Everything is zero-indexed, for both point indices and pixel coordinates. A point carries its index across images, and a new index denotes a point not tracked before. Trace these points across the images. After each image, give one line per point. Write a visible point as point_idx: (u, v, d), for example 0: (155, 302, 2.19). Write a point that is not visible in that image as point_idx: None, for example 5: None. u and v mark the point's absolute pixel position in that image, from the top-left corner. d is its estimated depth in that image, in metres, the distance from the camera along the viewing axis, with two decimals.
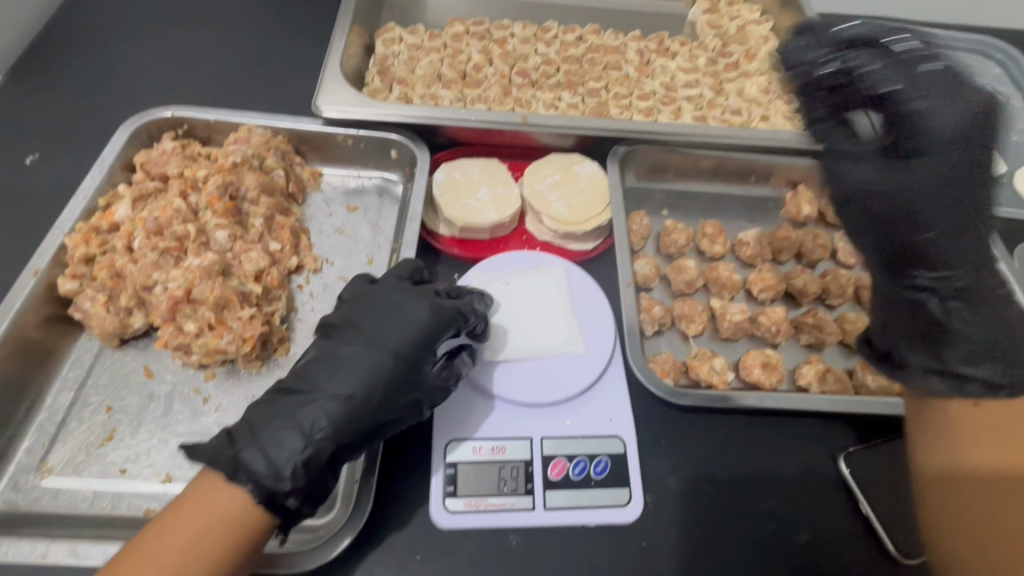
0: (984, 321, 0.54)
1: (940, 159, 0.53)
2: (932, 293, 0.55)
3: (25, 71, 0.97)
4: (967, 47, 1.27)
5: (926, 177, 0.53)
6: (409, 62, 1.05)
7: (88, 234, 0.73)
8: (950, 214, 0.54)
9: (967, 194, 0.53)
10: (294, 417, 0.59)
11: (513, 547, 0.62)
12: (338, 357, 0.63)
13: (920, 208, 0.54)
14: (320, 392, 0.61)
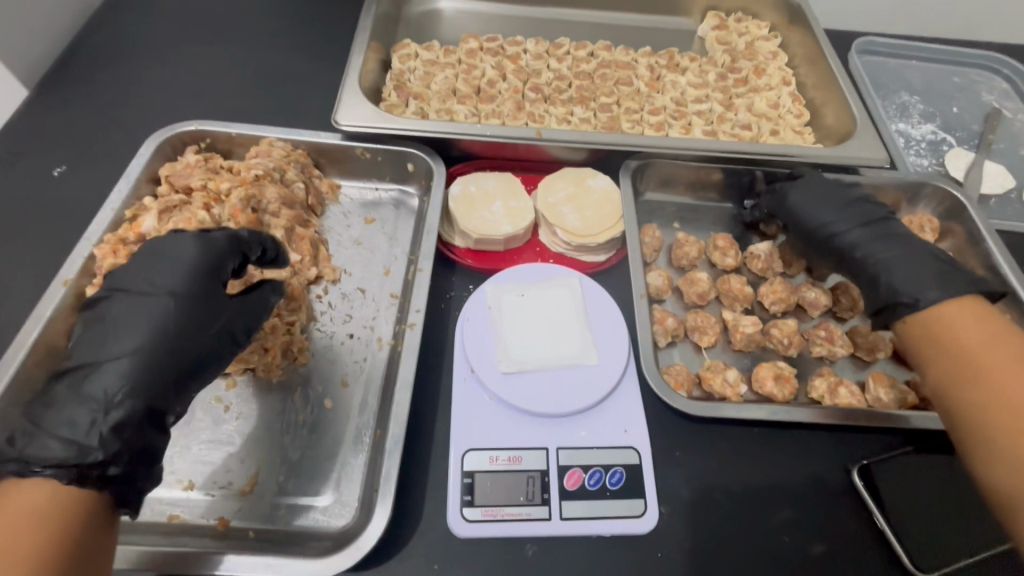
0: (925, 263, 0.73)
1: (800, 193, 0.85)
2: (880, 261, 0.76)
3: (53, 86, 1.00)
4: (973, 63, 1.28)
5: (805, 204, 0.85)
6: (425, 77, 1.07)
7: (116, 245, 0.75)
8: (839, 214, 0.82)
9: (844, 198, 0.84)
10: (91, 390, 0.54)
11: (530, 556, 0.63)
12: (117, 321, 0.59)
13: (812, 227, 0.83)
14: (99, 362, 0.56)
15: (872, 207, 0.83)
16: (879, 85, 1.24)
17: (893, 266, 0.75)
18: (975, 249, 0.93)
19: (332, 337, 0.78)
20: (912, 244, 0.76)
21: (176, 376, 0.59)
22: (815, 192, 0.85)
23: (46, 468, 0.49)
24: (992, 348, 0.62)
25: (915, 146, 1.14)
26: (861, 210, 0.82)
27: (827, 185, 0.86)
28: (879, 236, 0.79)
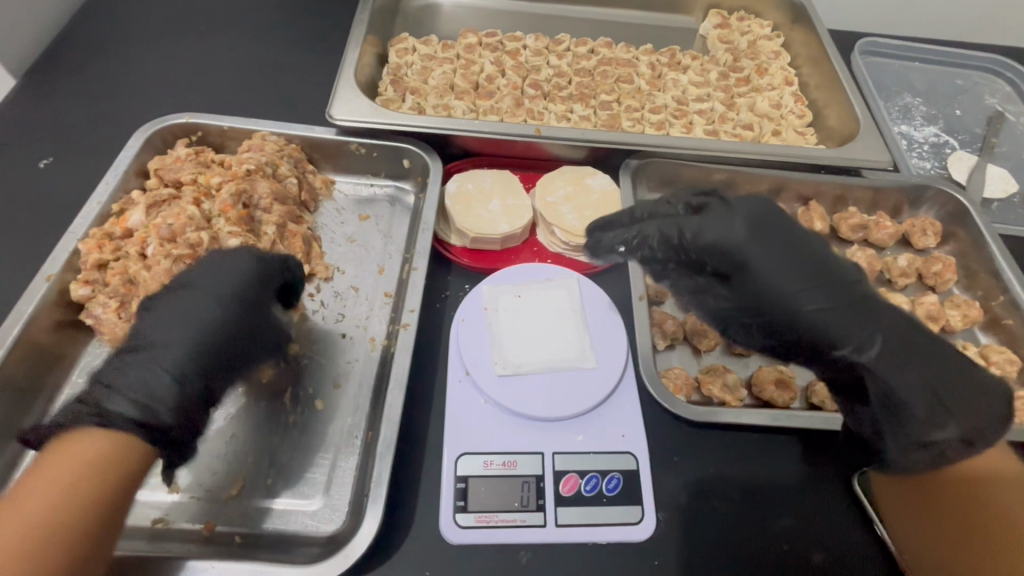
0: (913, 373, 0.58)
1: (765, 274, 0.57)
2: (881, 378, 0.58)
3: (41, 76, 0.98)
4: (976, 65, 1.27)
5: (774, 291, 0.57)
6: (422, 72, 1.05)
7: (102, 240, 0.73)
8: (808, 303, 0.56)
9: (806, 273, 0.57)
10: (144, 369, 0.55)
11: (524, 564, 0.61)
12: (183, 309, 0.61)
13: (754, 324, 0.61)
14: (159, 346, 0.57)
15: (829, 269, 0.58)
16: (882, 87, 1.22)
17: (899, 382, 0.58)
18: (978, 254, 0.92)
19: (324, 337, 0.76)
20: (889, 342, 0.58)
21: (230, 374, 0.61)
22: (780, 269, 0.57)
23: (119, 418, 0.51)
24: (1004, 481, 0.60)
25: (917, 148, 1.12)
26: (837, 295, 0.57)
27: (791, 249, 0.57)
28: (840, 325, 0.57)
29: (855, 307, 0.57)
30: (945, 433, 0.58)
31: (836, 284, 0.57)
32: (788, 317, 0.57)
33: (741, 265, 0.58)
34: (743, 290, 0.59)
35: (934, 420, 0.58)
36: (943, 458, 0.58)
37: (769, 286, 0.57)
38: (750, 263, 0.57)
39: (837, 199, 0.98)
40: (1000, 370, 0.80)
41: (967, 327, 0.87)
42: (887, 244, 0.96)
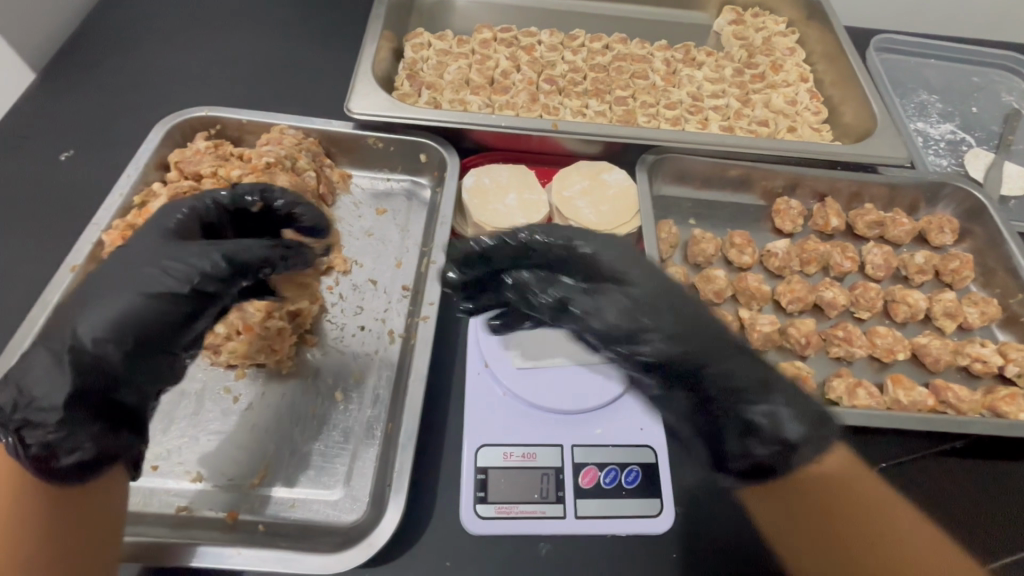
0: (755, 387, 0.60)
1: (603, 267, 0.61)
2: (772, 405, 0.60)
3: (60, 70, 0.98)
4: (992, 62, 1.27)
5: (610, 292, 0.61)
6: (438, 67, 1.05)
7: (124, 231, 0.74)
8: (666, 312, 0.60)
9: (671, 294, 0.61)
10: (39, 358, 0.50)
11: (543, 555, 0.62)
12: (109, 262, 0.55)
13: (641, 332, 0.60)
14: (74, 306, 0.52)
15: (685, 297, 0.62)
16: (898, 84, 1.22)
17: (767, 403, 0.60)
18: (995, 251, 0.91)
19: (343, 330, 0.77)
20: (717, 354, 0.60)
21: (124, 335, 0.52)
22: (624, 273, 0.61)
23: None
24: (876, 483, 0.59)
25: (933, 145, 1.12)
26: (665, 304, 0.60)
27: (634, 261, 0.61)
28: (705, 347, 0.60)
29: (688, 320, 0.60)
30: (783, 426, 0.59)
31: (698, 312, 0.62)
32: (613, 311, 0.60)
33: (562, 250, 0.62)
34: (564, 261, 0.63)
35: (767, 421, 0.60)
36: (791, 462, 0.60)
37: (615, 276, 0.61)
38: (591, 257, 0.61)
39: (853, 195, 0.98)
40: (1019, 367, 0.80)
41: (984, 325, 0.87)
42: (904, 241, 0.95)
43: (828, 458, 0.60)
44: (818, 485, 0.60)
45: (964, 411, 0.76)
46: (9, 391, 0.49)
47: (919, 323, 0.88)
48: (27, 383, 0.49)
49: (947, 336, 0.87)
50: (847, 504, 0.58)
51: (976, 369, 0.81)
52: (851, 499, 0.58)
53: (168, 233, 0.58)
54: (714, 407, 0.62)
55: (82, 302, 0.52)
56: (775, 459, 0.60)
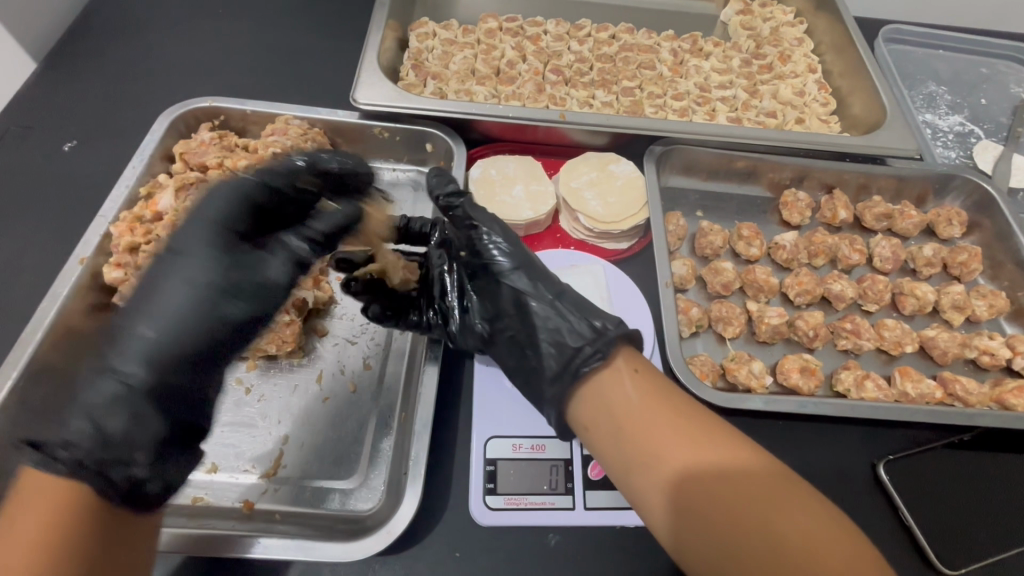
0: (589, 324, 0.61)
1: (490, 223, 0.70)
2: (556, 325, 0.62)
3: (62, 60, 0.97)
4: (1000, 53, 1.26)
5: (497, 232, 0.69)
6: (443, 57, 1.04)
7: (132, 223, 0.73)
8: (510, 245, 0.68)
9: (528, 254, 0.69)
10: (92, 390, 0.49)
11: (553, 546, 0.62)
12: (147, 284, 0.55)
13: (488, 253, 0.68)
14: (121, 342, 0.52)
15: (540, 269, 0.67)
16: (906, 75, 1.21)
17: (555, 326, 0.62)
18: (1004, 244, 0.91)
19: (352, 320, 0.77)
20: (547, 297, 0.64)
21: (197, 358, 0.53)
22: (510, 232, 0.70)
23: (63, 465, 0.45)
24: (653, 412, 0.55)
25: (942, 137, 1.11)
26: (530, 261, 0.68)
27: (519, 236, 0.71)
28: (573, 299, 0.64)
29: (535, 272, 0.66)
30: (567, 337, 0.61)
31: (548, 277, 0.67)
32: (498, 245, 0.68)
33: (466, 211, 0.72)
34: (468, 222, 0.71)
35: (552, 342, 0.61)
36: (608, 356, 0.59)
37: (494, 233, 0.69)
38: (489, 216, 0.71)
39: (861, 187, 0.98)
40: None
41: (992, 317, 0.87)
42: (911, 233, 0.95)
43: (600, 376, 0.59)
44: (701, 478, 0.51)
45: (971, 403, 0.76)
46: (81, 431, 0.47)
47: (926, 316, 0.88)
48: (100, 421, 0.48)
49: (955, 329, 0.87)
50: (729, 479, 0.51)
51: (984, 362, 0.81)
52: (757, 488, 0.50)
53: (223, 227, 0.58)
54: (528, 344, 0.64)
55: (118, 341, 0.52)
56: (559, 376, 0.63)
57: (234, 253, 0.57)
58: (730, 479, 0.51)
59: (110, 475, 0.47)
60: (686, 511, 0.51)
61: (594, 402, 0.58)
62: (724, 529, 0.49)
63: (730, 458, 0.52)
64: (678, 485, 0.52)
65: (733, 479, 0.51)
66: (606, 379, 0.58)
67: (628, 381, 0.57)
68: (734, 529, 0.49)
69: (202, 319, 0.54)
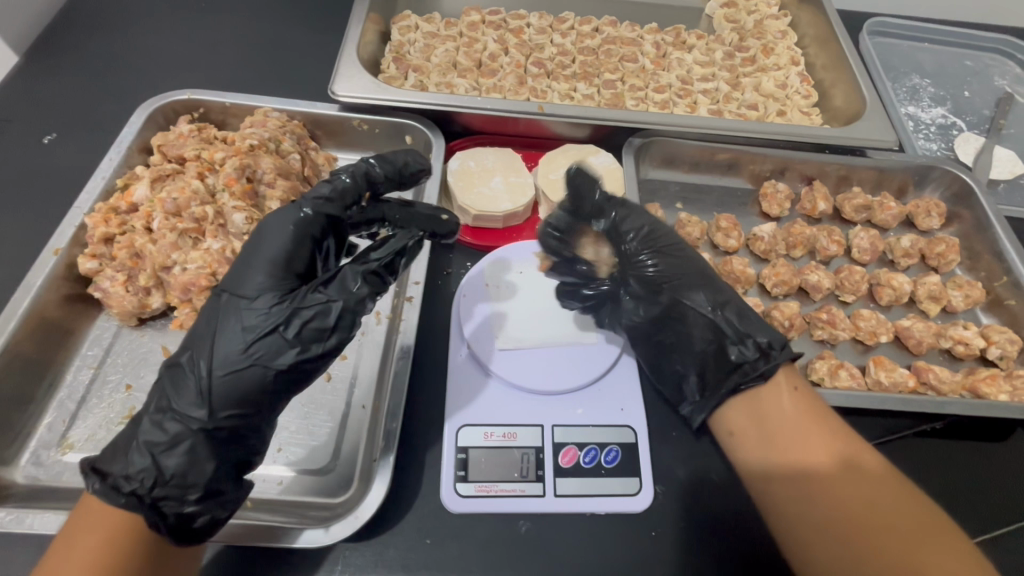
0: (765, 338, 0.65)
1: (660, 229, 0.72)
2: (733, 349, 0.65)
3: (43, 53, 0.97)
4: (984, 46, 1.26)
5: (662, 239, 0.72)
6: (425, 50, 1.04)
7: (108, 214, 0.74)
8: (683, 268, 0.70)
9: (703, 272, 0.71)
10: (146, 426, 0.53)
11: (523, 532, 0.62)
12: (208, 321, 0.56)
13: (650, 265, 0.70)
14: (180, 372, 0.54)
15: (709, 277, 0.71)
16: (890, 67, 1.21)
17: (722, 342, 0.66)
18: (982, 235, 0.91)
19: None
20: (719, 310, 0.67)
21: (249, 395, 0.54)
22: (675, 240, 0.72)
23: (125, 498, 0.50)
24: (802, 423, 0.60)
25: (924, 129, 1.11)
26: (700, 271, 0.71)
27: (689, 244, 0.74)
28: (733, 314, 0.68)
29: (706, 281, 0.70)
30: (731, 352, 0.65)
31: (714, 286, 0.70)
32: (665, 256, 0.71)
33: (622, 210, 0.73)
34: (634, 225, 0.72)
35: (715, 350, 0.66)
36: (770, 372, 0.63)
37: (662, 240, 0.72)
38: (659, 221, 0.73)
39: (841, 178, 0.98)
40: (1001, 349, 0.80)
41: (968, 308, 0.87)
42: (890, 224, 0.95)
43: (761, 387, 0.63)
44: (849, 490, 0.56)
45: (944, 392, 0.77)
46: (141, 464, 0.51)
47: (903, 306, 0.88)
48: (160, 457, 0.51)
49: (931, 319, 0.87)
50: (874, 495, 0.56)
51: (958, 352, 0.82)
52: (897, 507, 0.55)
53: (274, 263, 0.58)
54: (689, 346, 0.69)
55: (187, 377, 0.54)
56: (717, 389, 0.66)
57: (274, 285, 0.57)
58: (876, 496, 0.56)
59: (162, 508, 0.51)
60: (819, 514, 0.56)
61: (752, 408, 0.63)
62: (862, 531, 0.54)
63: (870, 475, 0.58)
64: (829, 491, 0.57)
65: (863, 490, 0.56)
66: (767, 393, 0.63)
67: (788, 396, 0.62)
68: (869, 533, 0.54)
69: (251, 353, 0.54)
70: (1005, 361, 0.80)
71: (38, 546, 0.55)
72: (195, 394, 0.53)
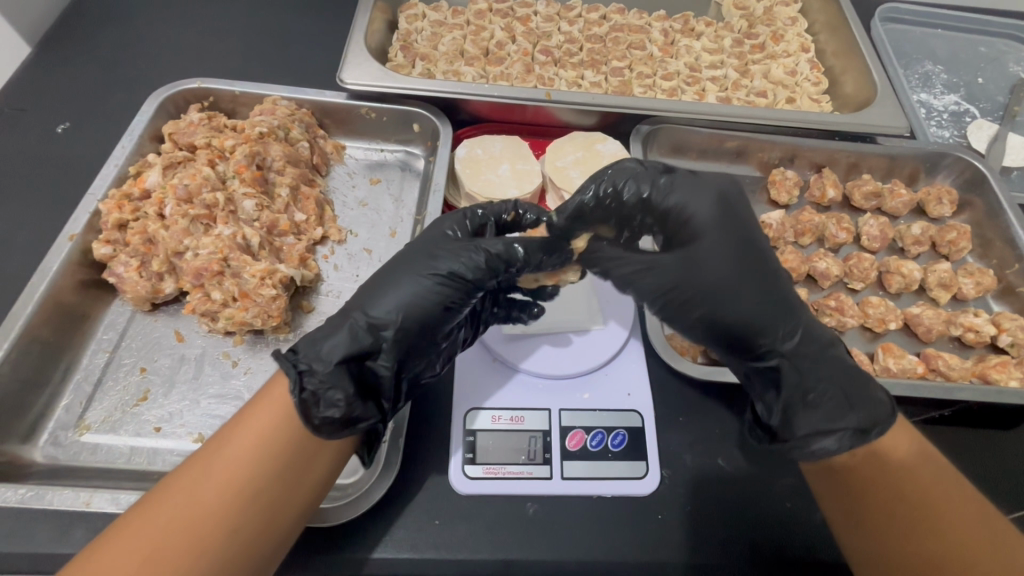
0: (842, 385, 0.59)
1: (707, 252, 0.62)
2: (801, 376, 0.60)
3: (53, 44, 0.98)
4: (999, 32, 1.24)
5: (710, 272, 0.61)
6: (432, 39, 1.04)
7: (121, 200, 0.75)
8: (724, 268, 0.61)
9: (762, 272, 0.62)
10: (338, 326, 0.58)
11: (531, 514, 0.63)
12: (404, 250, 0.64)
13: (695, 280, 0.61)
14: (378, 283, 0.61)
15: (768, 283, 0.62)
16: (903, 54, 1.19)
17: (802, 378, 0.60)
18: (993, 222, 0.90)
19: (339, 298, 0.77)
20: (786, 331, 0.61)
21: (423, 322, 0.60)
22: (725, 257, 0.61)
23: (292, 369, 0.54)
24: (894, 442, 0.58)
25: (936, 117, 1.10)
26: (766, 284, 0.61)
27: (749, 242, 0.62)
28: (809, 342, 0.61)
29: (779, 302, 0.61)
30: (805, 392, 0.60)
31: (779, 296, 0.61)
32: (722, 298, 0.61)
33: (656, 261, 0.62)
34: (671, 277, 0.62)
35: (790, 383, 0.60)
36: (845, 414, 0.58)
37: (714, 274, 0.61)
38: (700, 234, 0.63)
39: (851, 166, 0.97)
40: (1012, 337, 0.80)
41: (979, 295, 0.87)
42: (901, 212, 0.94)
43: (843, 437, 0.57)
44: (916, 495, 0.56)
45: (953, 378, 0.76)
46: (328, 352, 0.56)
47: (912, 294, 0.88)
48: (343, 347, 0.56)
49: (941, 307, 0.87)
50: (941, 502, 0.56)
51: (968, 339, 0.81)
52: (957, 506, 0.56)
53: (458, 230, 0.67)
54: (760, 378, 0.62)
55: (385, 285, 0.61)
56: (820, 440, 0.58)
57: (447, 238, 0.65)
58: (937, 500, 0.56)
59: (315, 397, 0.54)
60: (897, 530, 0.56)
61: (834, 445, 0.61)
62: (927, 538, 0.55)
63: (930, 470, 0.58)
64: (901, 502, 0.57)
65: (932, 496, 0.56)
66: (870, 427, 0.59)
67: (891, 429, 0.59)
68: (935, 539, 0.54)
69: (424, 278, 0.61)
70: (1016, 348, 0.79)
71: (57, 522, 0.56)
72: (398, 304, 0.59)
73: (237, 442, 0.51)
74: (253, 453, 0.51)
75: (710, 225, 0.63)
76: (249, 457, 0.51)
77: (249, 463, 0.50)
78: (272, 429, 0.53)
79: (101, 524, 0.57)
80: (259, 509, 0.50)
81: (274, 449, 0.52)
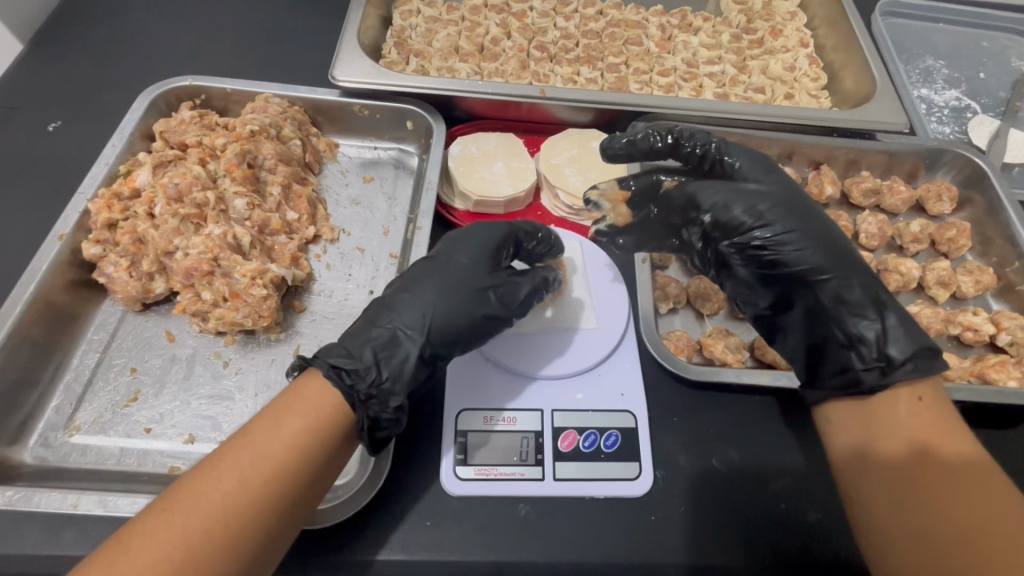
0: (895, 323, 0.63)
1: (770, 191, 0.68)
2: (857, 312, 0.64)
3: (42, 41, 0.97)
4: (1001, 27, 1.22)
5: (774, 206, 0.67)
6: (426, 34, 1.03)
7: (110, 199, 0.74)
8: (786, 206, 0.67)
9: (818, 218, 0.68)
10: (387, 345, 0.59)
11: (522, 516, 0.62)
12: (440, 265, 0.66)
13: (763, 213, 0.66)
14: (419, 297, 0.63)
15: (824, 226, 0.67)
16: (903, 49, 1.18)
17: (860, 313, 0.64)
18: (994, 220, 0.89)
19: (332, 297, 0.77)
20: (843, 267, 0.65)
21: (460, 329, 0.62)
22: (781, 196, 0.68)
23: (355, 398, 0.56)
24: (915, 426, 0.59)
25: (937, 112, 1.09)
26: (822, 226, 0.67)
27: (796, 187, 0.70)
28: (864, 281, 0.65)
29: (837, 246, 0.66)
30: (861, 327, 0.63)
31: (834, 239, 0.67)
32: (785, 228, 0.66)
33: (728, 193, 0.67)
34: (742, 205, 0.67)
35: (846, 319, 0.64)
36: (893, 349, 0.61)
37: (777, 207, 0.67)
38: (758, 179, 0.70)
39: (850, 163, 0.96)
40: (1011, 336, 0.79)
41: (978, 294, 0.86)
42: (900, 210, 0.93)
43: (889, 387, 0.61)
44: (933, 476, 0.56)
45: (951, 378, 0.76)
46: (384, 371, 0.58)
47: (910, 292, 0.87)
48: (394, 364, 0.59)
49: (940, 306, 0.86)
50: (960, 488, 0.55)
51: (967, 338, 0.80)
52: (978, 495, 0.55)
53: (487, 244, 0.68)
54: (820, 317, 0.65)
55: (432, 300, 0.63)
56: (872, 376, 0.61)
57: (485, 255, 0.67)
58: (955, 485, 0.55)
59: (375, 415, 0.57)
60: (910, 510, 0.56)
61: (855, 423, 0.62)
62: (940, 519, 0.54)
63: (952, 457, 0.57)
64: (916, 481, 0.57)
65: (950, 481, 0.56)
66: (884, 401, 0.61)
67: (911, 407, 0.60)
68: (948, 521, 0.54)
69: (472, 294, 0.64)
70: (1016, 347, 0.78)
71: (45, 523, 0.56)
72: (436, 311, 0.62)
73: (268, 438, 0.51)
74: (278, 456, 0.50)
75: (770, 175, 0.71)
76: (281, 455, 0.50)
77: (274, 467, 0.49)
78: (307, 432, 0.52)
79: (88, 526, 0.56)
80: (277, 512, 0.49)
81: (303, 452, 0.51)
